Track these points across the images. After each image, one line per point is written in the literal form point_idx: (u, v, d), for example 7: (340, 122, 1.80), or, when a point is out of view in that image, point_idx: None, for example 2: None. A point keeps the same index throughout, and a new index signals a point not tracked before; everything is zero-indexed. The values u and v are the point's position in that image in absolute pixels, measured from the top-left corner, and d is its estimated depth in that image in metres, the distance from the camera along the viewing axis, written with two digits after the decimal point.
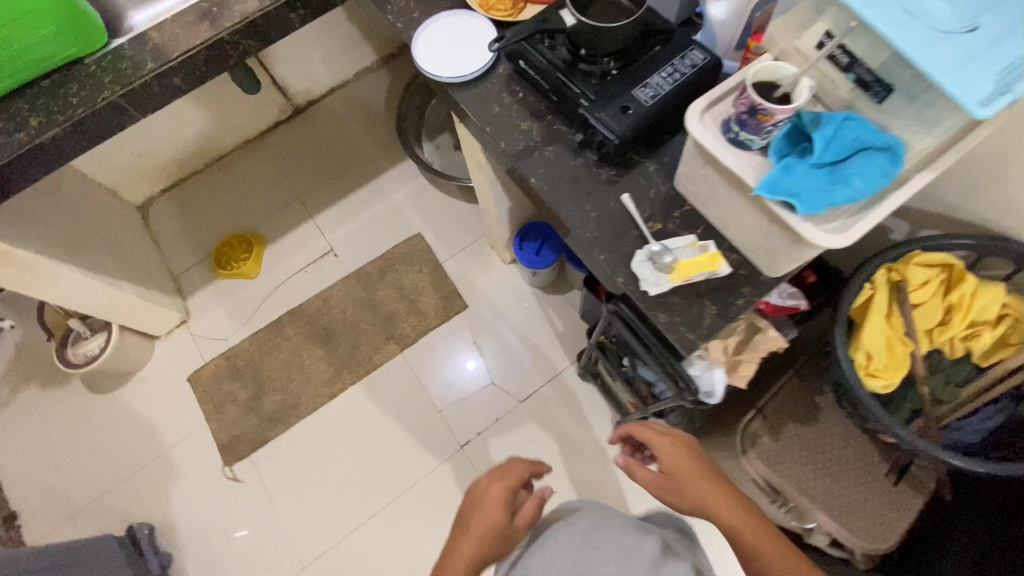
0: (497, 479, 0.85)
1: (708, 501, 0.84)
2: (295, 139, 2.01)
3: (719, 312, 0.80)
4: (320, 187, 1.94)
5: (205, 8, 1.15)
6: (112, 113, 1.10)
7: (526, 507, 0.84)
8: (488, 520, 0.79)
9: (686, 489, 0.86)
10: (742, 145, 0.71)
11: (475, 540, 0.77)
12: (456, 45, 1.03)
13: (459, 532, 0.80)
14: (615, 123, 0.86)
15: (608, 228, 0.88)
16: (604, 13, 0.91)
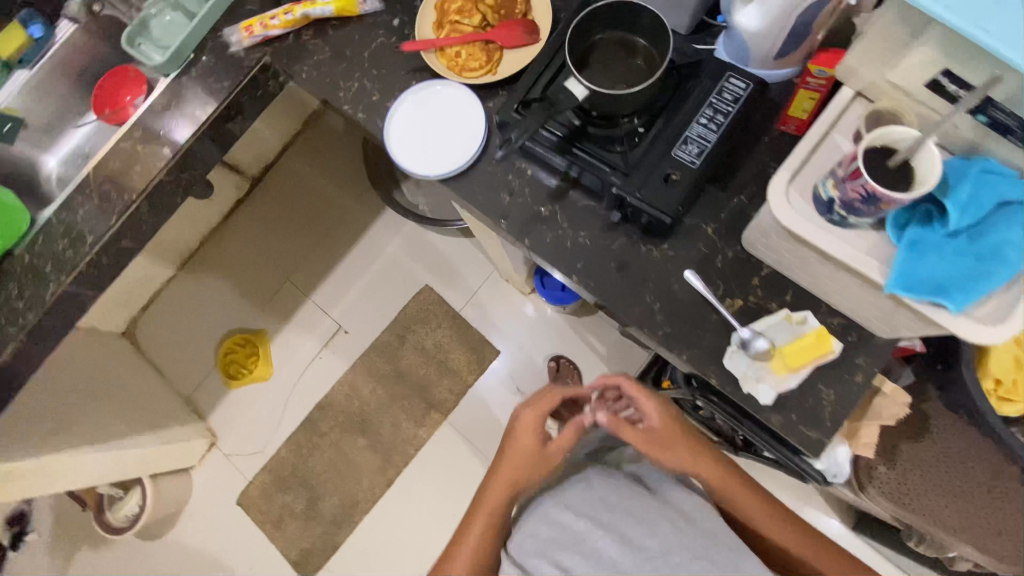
0: (513, 447, 0.83)
1: (692, 469, 0.82)
2: (264, 200, 1.82)
3: (838, 398, 0.69)
4: (308, 241, 1.78)
5: (130, 149, 0.96)
6: (68, 305, 0.95)
7: (560, 440, 0.84)
8: (505, 477, 0.83)
9: (676, 457, 0.82)
10: (847, 224, 0.57)
11: (490, 506, 0.83)
12: (437, 126, 0.86)
13: (478, 515, 0.82)
14: (665, 201, 0.71)
15: (680, 320, 0.75)
16: (612, 63, 0.76)
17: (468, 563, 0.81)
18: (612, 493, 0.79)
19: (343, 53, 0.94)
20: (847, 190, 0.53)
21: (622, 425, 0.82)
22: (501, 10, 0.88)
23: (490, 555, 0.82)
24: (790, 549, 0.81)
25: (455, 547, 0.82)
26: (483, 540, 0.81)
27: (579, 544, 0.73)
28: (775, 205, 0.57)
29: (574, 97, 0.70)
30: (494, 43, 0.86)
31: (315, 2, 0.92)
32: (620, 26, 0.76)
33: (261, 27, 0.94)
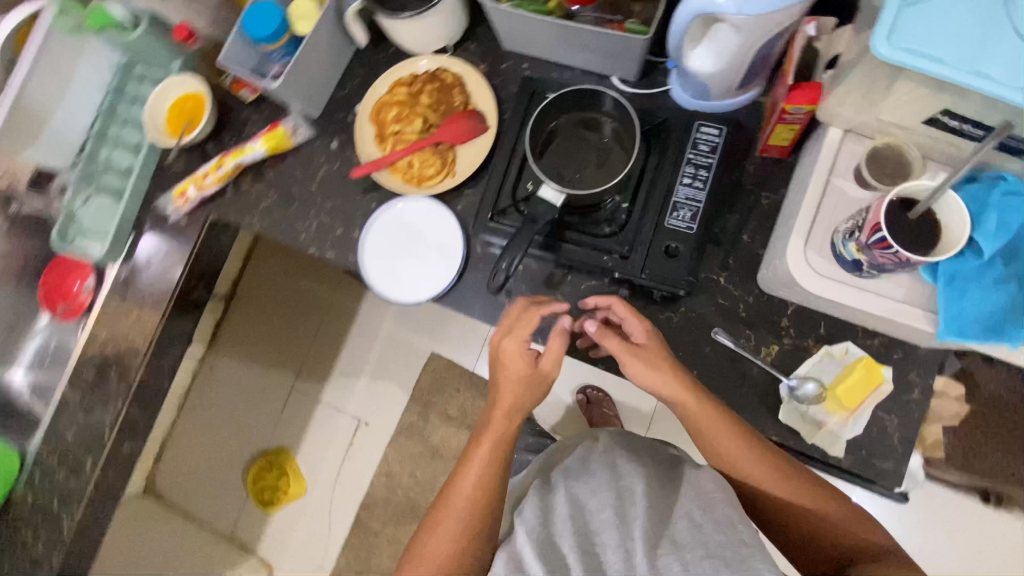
0: (502, 399, 0.69)
1: (656, 382, 0.64)
2: (261, 296, 1.68)
3: (902, 421, 0.67)
4: (326, 315, 1.70)
5: (99, 355, 0.90)
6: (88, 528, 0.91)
7: (544, 369, 0.68)
8: (494, 428, 0.69)
9: (654, 373, 0.64)
10: (881, 277, 0.54)
11: (485, 460, 0.68)
12: (410, 244, 0.82)
13: (468, 469, 0.68)
14: (673, 275, 0.68)
15: (722, 382, 0.71)
16: (576, 146, 0.73)
17: (457, 531, 0.67)
18: (633, 498, 0.63)
19: (291, 193, 0.88)
20: (876, 257, 0.50)
21: (603, 334, 0.67)
22: (441, 106, 0.83)
23: (479, 526, 0.67)
24: (793, 500, 0.63)
25: (439, 506, 0.68)
26: (472, 502, 0.67)
27: (578, 528, 0.61)
28: (793, 277, 0.55)
29: (554, 205, 0.67)
30: (443, 143, 0.81)
31: (244, 149, 0.87)
32: (578, 105, 0.74)
33: (194, 189, 0.89)
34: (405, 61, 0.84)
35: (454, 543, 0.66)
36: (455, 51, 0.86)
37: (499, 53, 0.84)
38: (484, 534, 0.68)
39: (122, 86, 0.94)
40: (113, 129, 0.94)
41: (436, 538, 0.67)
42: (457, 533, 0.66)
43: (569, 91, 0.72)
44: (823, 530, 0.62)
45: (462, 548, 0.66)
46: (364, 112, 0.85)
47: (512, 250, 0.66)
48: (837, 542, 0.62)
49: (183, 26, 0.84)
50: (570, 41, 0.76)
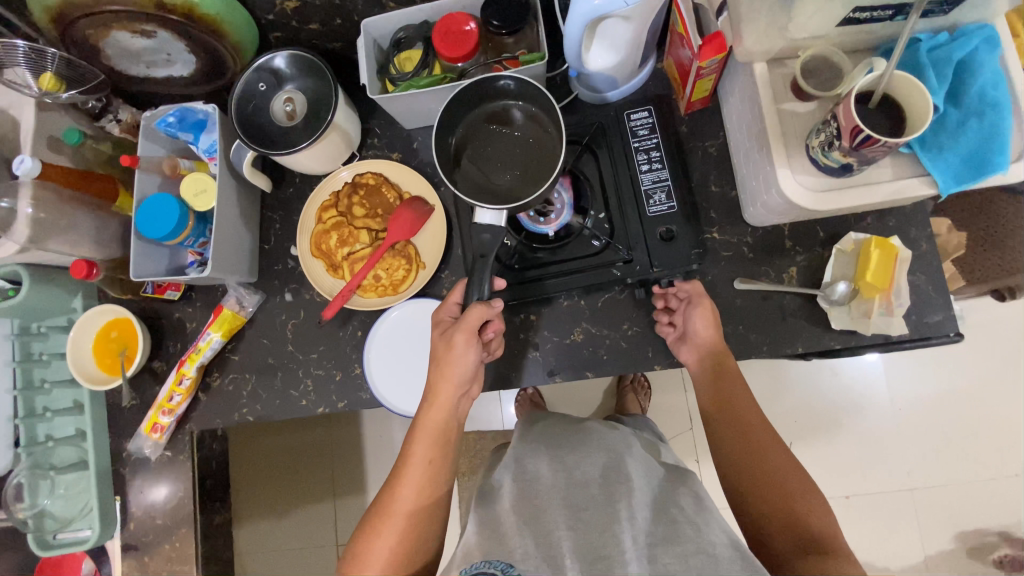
0: (434, 403, 0.67)
1: (704, 330, 0.67)
2: (271, 467, 1.37)
3: (927, 275, 0.70)
4: (343, 450, 1.38)
5: None
6: None
7: (463, 352, 0.66)
8: (430, 430, 0.67)
9: (712, 327, 0.67)
10: (847, 172, 0.57)
11: (423, 462, 0.66)
12: (410, 354, 0.78)
13: (407, 473, 0.66)
14: (678, 256, 0.68)
15: (767, 324, 0.72)
16: (496, 148, 0.68)
17: (395, 539, 0.62)
18: (621, 477, 0.67)
19: (268, 364, 0.81)
20: (845, 131, 0.51)
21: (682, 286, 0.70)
22: (378, 210, 0.79)
23: (424, 529, 0.64)
24: (771, 459, 0.61)
25: (376, 515, 0.64)
26: (411, 506, 0.64)
27: (564, 511, 0.65)
28: (783, 185, 0.58)
29: (496, 228, 0.63)
30: (397, 244, 0.78)
31: (199, 349, 0.78)
32: (473, 103, 0.68)
33: (166, 415, 0.78)
34: (326, 181, 0.81)
35: (396, 556, 0.62)
36: (363, 152, 0.84)
37: (405, 136, 0.84)
38: (425, 541, 0.64)
39: (28, 351, 0.81)
40: (40, 398, 0.82)
41: (376, 544, 0.62)
42: (396, 544, 0.62)
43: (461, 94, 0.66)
44: (776, 504, 0.58)
45: (403, 558, 0.62)
46: (305, 251, 0.80)
47: (476, 285, 0.66)
48: (786, 529, 0.56)
49: (77, 262, 0.73)
50: None
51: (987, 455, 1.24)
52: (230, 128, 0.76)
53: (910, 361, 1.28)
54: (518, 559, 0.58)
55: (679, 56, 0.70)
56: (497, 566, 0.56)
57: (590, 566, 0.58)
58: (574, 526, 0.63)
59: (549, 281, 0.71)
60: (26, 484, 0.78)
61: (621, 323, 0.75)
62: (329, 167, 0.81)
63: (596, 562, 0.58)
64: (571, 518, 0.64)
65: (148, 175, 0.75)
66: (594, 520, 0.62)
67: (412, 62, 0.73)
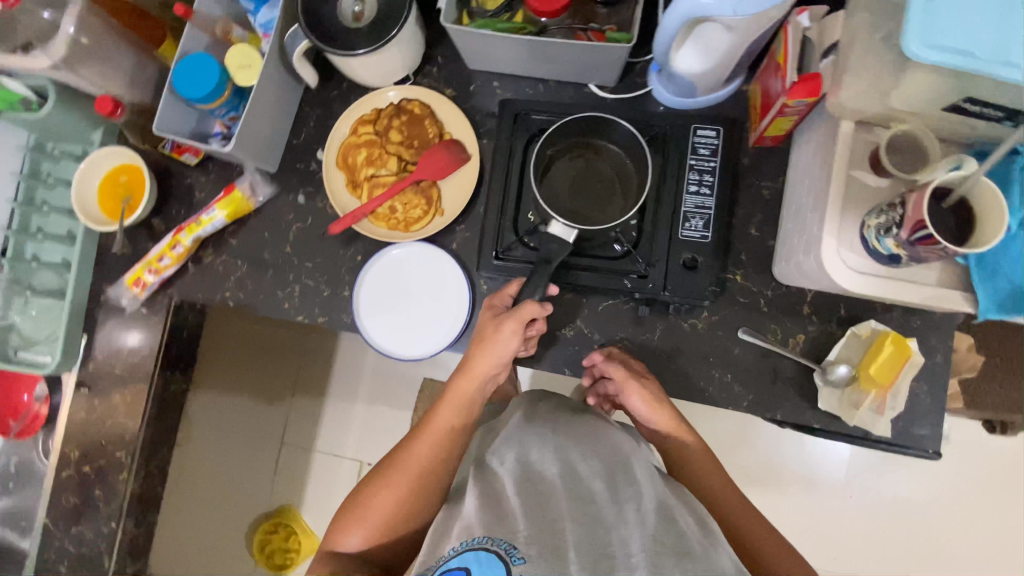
0: (466, 374, 0.67)
1: (650, 411, 0.68)
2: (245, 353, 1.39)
3: (930, 386, 0.68)
4: (314, 356, 1.49)
5: (78, 475, 0.80)
6: None
7: (507, 338, 0.64)
8: (457, 399, 0.68)
9: (653, 408, 0.68)
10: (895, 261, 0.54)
11: (442, 428, 0.67)
12: (411, 299, 0.77)
13: (424, 438, 0.67)
14: (696, 288, 0.66)
15: (756, 381, 0.71)
16: (585, 177, 0.67)
17: (400, 494, 0.65)
18: (627, 480, 0.61)
19: (263, 259, 0.80)
20: (910, 222, 0.49)
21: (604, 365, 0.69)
22: (414, 140, 0.78)
23: (429, 493, 0.66)
24: (746, 522, 0.61)
25: (384, 470, 0.67)
26: (417, 470, 0.66)
27: (566, 503, 0.58)
28: (828, 257, 0.55)
29: (566, 241, 0.62)
30: (422, 183, 0.77)
31: (201, 222, 0.77)
32: (574, 130, 0.67)
33: (151, 274, 0.79)
34: (371, 96, 0.79)
35: (389, 514, 0.65)
36: (417, 78, 0.81)
37: (465, 75, 0.80)
38: (425, 503, 0.66)
39: (37, 169, 0.83)
40: (38, 219, 0.83)
41: (383, 494, 0.65)
42: (391, 505, 0.65)
43: (570, 118, 0.66)
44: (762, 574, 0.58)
45: (396, 519, 0.65)
46: (330, 161, 0.79)
47: (531, 286, 0.64)
48: None
49: (101, 99, 0.70)
50: (543, 57, 0.72)
51: (924, 567, 1.24)
52: (292, 10, 0.73)
53: (878, 457, 1.28)
54: (522, 541, 0.52)
55: (767, 86, 0.66)
56: (500, 545, 0.52)
57: (593, 564, 0.51)
58: (579, 519, 0.56)
59: (563, 271, 0.68)
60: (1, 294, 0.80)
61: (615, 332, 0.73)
62: (381, 81, 0.78)
63: (599, 561, 0.52)
64: (575, 510, 0.57)
65: (197, 32, 0.73)
66: (599, 519, 0.56)
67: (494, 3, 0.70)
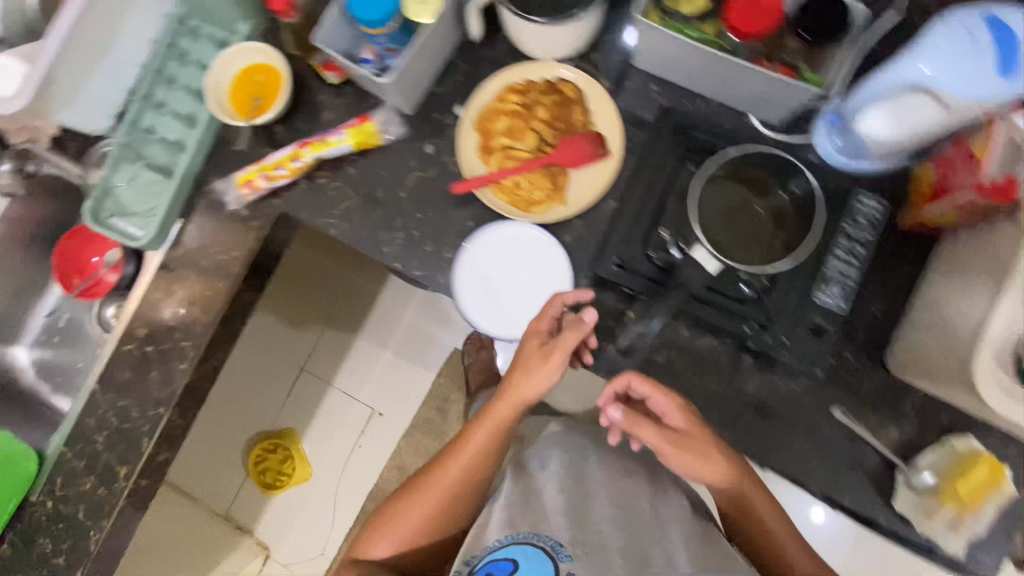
0: (506, 399, 0.66)
1: (701, 473, 0.64)
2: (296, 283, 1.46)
3: (1011, 520, 0.67)
4: (357, 295, 1.49)
5: (139, 353, 0.80)
6: (125, 526, 0.85)
7: (552, 371, 0.64)
8: (494, 421, 0.68)
9: (703, 467, 0.63)
10: None
11: (477, 450, 0.69)
12: (499, 281, 0.76)
13: (450, 470, 0.70)
14: (813, 354, 0.64)
15: (834, 463, 0.69)
16: (744, 216, 0.66)
17: (428, 507, 0.71)
18: (665, 496, 0.76)
19: (375, 197, 0.80)
20: None
21: (632, 426, 0.64)
22: (558, 122, 0.75)
23: (456, 509, 0.71)
24: (797, 565, 0.66)
25: (416, 488, 0.72)
26: (443, 496, 0.70)
27: (610, 512, 0.73)
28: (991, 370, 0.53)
29: (705, 269, 0.64)
30: (553, 167, 0.75)
31: (327, 142, 0.77)
32: (742, 163, 0.66)
33: (263, 179, 0.78)
34: (528, 66, 0.76)
35: (416, 533, 0.72)
36: (576, 60, 0.78)
37: (627, 70, 0.76)
38: (456, 516, 0.72)
39: (174, 42, 0.81)
40: (163, 91, 0.82)
41: (410, 509, 0.71)
42: (418, 523, 0.71)
43: (763, 149, 0.64)
44: None
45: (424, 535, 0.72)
46: (467, 120, 0.77)
47: (653, 310, 0.68)
48: None
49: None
50: (721, 76, 0.69)
51: None
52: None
53: (877, 552, 1.26)
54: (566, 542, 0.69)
55: (947, 176, 0.63)
56: (546, 542, 0.68)
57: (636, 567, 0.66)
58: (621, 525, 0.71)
59: (684, 299, 0.66)
60: (111, 156, 0.79)
61: (707, 373, 0.71)
62: (543, 53, 0.75)
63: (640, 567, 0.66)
64: (617, 517, 0.72)
65: None
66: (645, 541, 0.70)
67: (693, 5, 0.67)
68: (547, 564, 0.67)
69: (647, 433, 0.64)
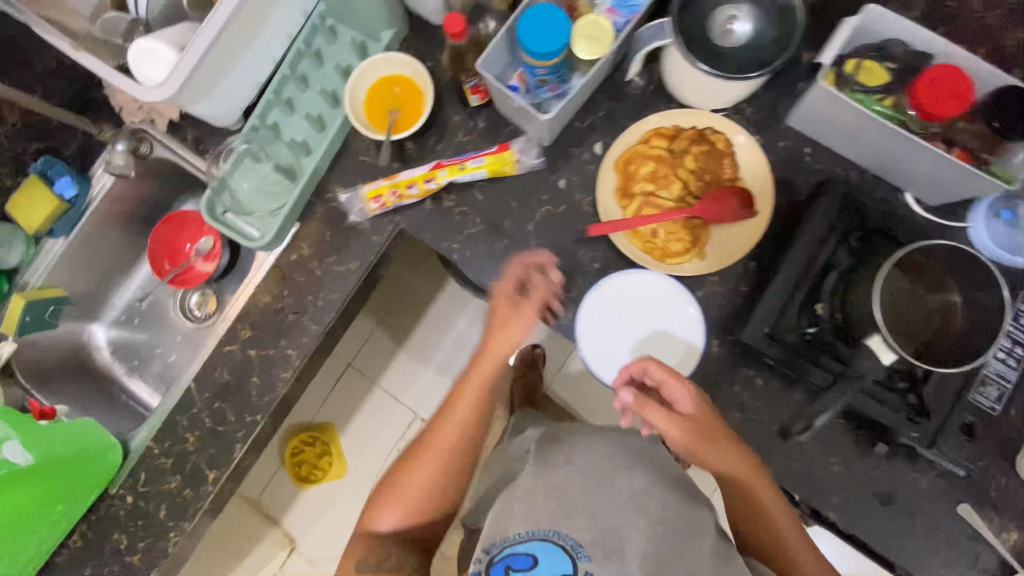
0: (484, 355, 0.70)
1: (709, 460, 0.63)
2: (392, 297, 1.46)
3: None
4: (415, 298, 1.46)
5: (241, 355, 0.78)
6: (201, 526, 0.83)
7: (524, 319, 0.68)
8: (479, 380, 0.70)
9: (706, 452, 0.63)
10: None
11: (467, 404, 0.70)
12: (626, 330, 0.74)
13: (442, 437, 0.70)
14: (963, 453, 0.66)
15: (951, 558, 0.68)
16: (905, 304, 0.64)
17: (428, 474, 0.70)
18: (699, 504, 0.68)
19: (501, 226, 0.78)
20: None
21: (642, 408, 0.64)
22: (705, 174, 0.73)
23: (452, 475, 0.71)
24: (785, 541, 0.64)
25: (414, 457, 0.71)
26: (443, 460, 0.70)
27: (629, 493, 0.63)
28: None
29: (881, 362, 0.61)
30: (695, 219, 0.72)
31: (464, 167, 0.75)
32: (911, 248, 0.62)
33: (393, 196, 0.76)
34: (677, 112, 0.74)
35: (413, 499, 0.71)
36: (728, 112, 0.75)
37: (779, 130, 0.75)
38: (455, 482, 0.72)
39: (310, 40, 0.78)
40: (292, 90, 0.80)
41: (413, 476, 0.71)
42: (421, 489, 0.70)
43: (937, 241, 0.62)
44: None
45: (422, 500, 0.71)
46: (609, 160, 0.75)
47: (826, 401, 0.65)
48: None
49: (453, 14, 0.62)
50: (893, 153, 0.66)
51: None
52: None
53: None
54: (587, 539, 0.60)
55: None
56: (565, 541, 0.60)
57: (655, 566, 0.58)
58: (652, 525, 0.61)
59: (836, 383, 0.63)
60: (235, 154, 0.77)
61: (836, 452, 0.70)
62: (698, 102, 0.73)
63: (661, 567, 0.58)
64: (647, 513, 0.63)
65: None
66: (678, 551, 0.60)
67: (873, 80, 0.65)
68: (566, 563, 0.59)
69: (655, 413, 0.63)
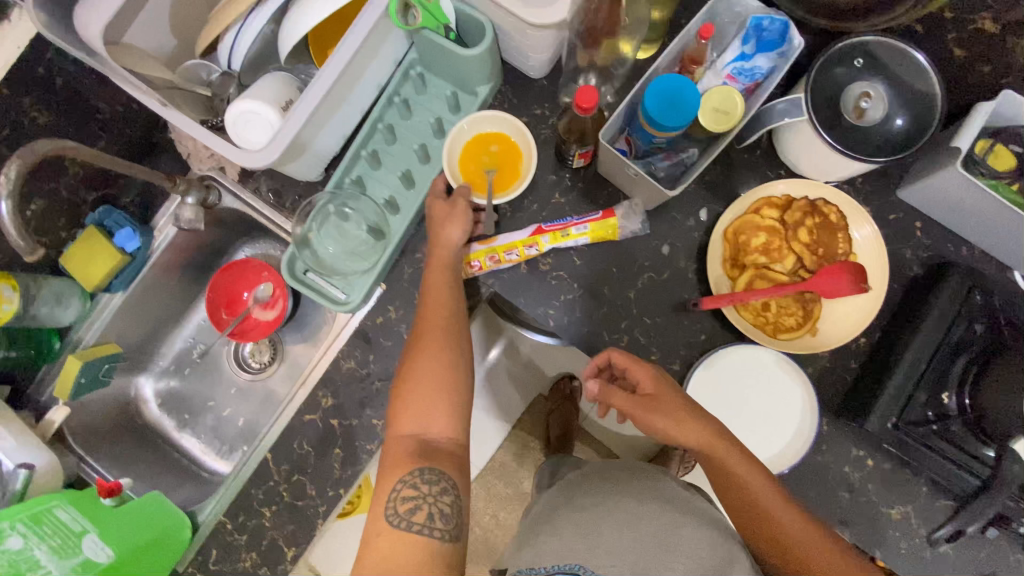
0: (438, 244, 0.68)
1: (672, 435, 0.61)
2: None
3: None
4: None
5: (323, 425, 0.74)
6: None
7: (460, 218, 0.67)
8: (441, 267, 0.68)
9: (661, 418, 0.61)
10: None
11: (442, 292, 0.66)
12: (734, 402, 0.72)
13: (431, 346, 0.63)
14: None
15: None
16: None
17: (429, 376, 0.61)
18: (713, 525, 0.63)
19: (601, 293, 0.74)
20: None
21: (606, 395, 0.64)
22: (820, 247, 0.70)
23: (447, 391, 0.61)
24: (782, 518, 0.58)
25: (407, 371, 0.63)
26: (430, 378, 0.61)
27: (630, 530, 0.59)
28: None
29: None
30: (807, 294, 0.69)
31: (568, 233, 0.72)
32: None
33: (491, 261, 0.73)
34: (790, 181, 0.71)
35: (415, 414, 0.60)
36: (839, 183, 0.73)
37: (889, 201, 0.73)
38: (453, 414, 0.61)
39: (398, 90, 0.73)
40: (379, 143, 0.75)
41: (419, 369, 0.62)
42: (433, 398, 0.61)
43: None
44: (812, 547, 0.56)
45: (425, 414, 0.60)
46: (718, 230, 0.72)
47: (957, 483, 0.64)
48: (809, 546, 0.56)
49: (586, 88, 0.59)
50: (1017, 238, 0.64)
51: None
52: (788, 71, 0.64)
53: None
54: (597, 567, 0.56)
55: None
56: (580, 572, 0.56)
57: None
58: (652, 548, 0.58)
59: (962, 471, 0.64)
60: (317, 211, 0.73)
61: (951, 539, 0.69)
62: (812, 173, 0.71)
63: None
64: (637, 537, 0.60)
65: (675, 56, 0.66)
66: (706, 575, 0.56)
67: (1006, 164, 0.63)
68: None
69: (614, 396, 0.63)
